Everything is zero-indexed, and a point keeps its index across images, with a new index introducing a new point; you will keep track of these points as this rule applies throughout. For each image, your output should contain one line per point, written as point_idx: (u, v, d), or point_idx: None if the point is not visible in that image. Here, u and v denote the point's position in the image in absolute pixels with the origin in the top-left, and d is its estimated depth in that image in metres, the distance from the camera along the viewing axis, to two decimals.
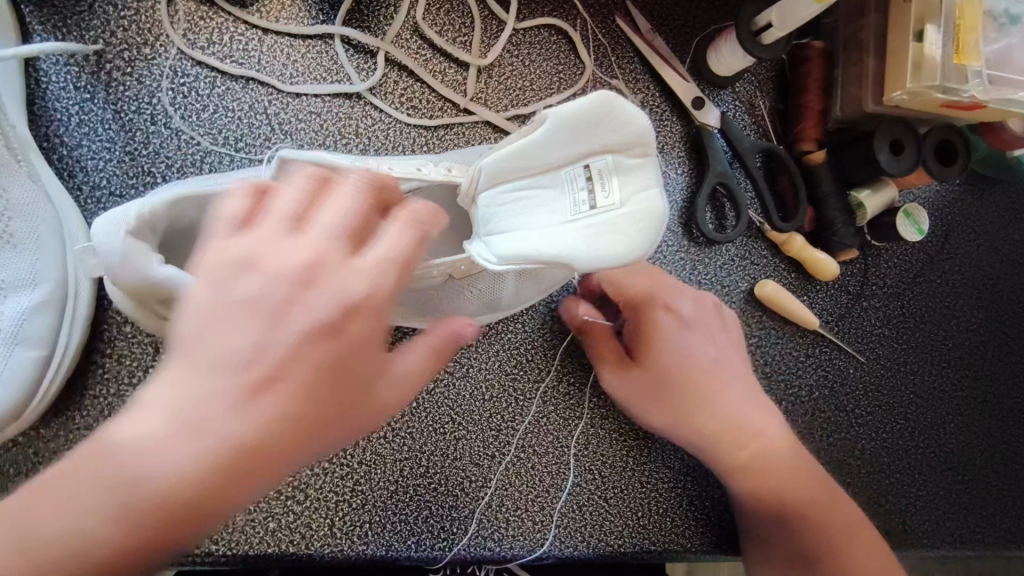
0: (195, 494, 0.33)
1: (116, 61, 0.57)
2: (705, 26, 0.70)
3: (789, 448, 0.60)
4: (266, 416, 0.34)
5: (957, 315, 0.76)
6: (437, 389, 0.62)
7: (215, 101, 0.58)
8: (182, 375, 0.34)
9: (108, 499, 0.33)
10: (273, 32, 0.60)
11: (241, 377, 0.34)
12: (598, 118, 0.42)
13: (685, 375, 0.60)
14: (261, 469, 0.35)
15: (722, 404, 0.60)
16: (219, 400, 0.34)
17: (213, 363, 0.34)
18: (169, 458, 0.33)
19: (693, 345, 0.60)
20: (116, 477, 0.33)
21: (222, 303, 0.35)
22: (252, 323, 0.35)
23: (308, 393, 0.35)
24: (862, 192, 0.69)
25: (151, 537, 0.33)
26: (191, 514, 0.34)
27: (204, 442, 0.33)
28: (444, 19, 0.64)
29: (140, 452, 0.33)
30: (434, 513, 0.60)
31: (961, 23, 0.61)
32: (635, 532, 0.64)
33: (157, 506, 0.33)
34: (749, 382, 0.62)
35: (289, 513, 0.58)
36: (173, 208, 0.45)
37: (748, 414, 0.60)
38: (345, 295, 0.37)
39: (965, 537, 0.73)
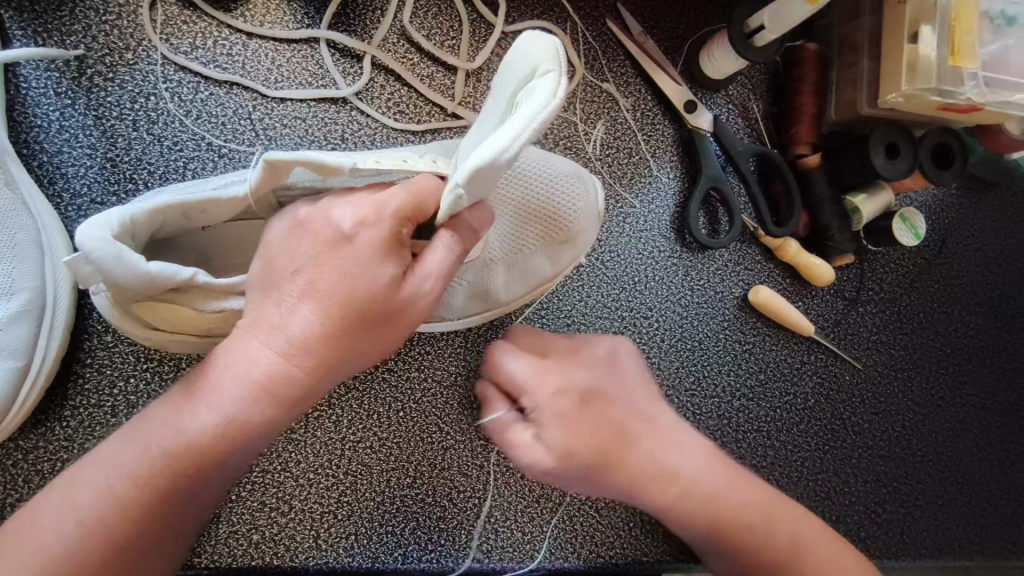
0: (282, 383, 0.41)
1: (98, 66, 0.56)
2: (698, 28, 0.70)
3: (732, 481, 0.55)
4: (323, 317, 0.41)
5: (955, 320, 0.75)
6: (425, 398, 0.61)
7: (198, 107, 0.57)
8: (260, 300, 0.42)
9: (210, 404, 0.42)
10: (257, 36, 0.59)
11: (301, 292, 0.42)
12: (506, 60, 0.43)
13: (597, 447, 0.51)
14: (331, 359, 0.42)
15: (638, 460, 0.53)
16: (290, 308, 0.42)
17: (280, 284, 0.42)
18: (257, 359, 0.41)
19: (591, 411, 0.52)
20: (218, 383, 0.42)
21: (281, 249, 0.43)
22: (307, 251, 0.42)
23: (350, 299, 0.41)
24: (856, 196, 0.68)
25: (252, 420, 0.42)
26: (284, 398, 0.42)
27: (280, 345, 0.41)
28: (432, 22, 0.63)
29: (236, 361, 0.42)
30: (421, 525, 0.60)
31: (956, 25, 0.59)
32: (627, 543, 0.63)
33: (252, 394, 0.41)
34: (659, 421, 0.55)
35: (274, 525, 0.57)
36: (155, 215, 0.43)
37: (675, 458, 0.54)
38: (365, 217, 0.42)
39: (964, 546, 0.72)
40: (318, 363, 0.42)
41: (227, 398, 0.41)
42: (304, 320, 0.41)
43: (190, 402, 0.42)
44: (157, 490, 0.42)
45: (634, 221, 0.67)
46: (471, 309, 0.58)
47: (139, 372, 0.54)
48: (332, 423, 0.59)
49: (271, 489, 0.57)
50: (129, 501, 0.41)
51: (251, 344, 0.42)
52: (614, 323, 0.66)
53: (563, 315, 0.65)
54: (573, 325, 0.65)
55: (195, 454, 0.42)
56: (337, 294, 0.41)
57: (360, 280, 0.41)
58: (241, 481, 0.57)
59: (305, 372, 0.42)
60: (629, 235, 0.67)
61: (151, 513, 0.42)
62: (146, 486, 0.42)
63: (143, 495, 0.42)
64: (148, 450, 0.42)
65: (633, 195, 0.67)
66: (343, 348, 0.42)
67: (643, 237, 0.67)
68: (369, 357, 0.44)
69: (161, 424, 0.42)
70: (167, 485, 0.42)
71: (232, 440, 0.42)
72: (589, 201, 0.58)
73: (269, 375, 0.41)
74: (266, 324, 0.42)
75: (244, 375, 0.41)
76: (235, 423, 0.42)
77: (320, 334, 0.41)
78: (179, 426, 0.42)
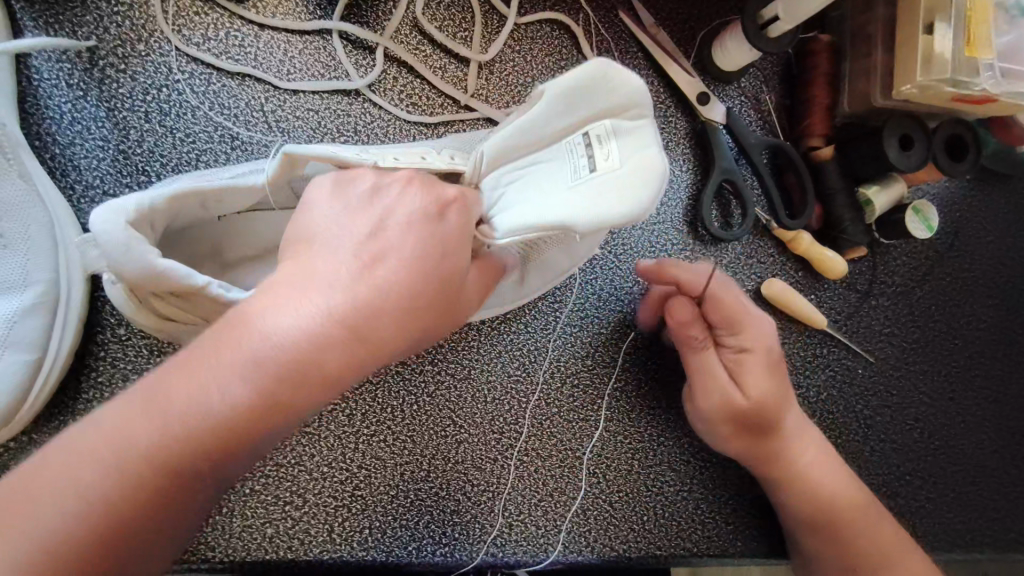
0: (328, 357, 0.37)
1: (110, 58, 0.56)
2: (711, 20, 0.69)
3: (849, 474, 0.61)
4: (388, 289, 0.39)
5: (968, 313, 0.75)
6: (438, 392, 0.61)
7: (211, 98, 0.57)
8: (315, 262, 0.40)
9: (241, 369, 0.36)
10: (269, 27, 0.59)
11: (362, 257, 0.40)
12: (596, 85, 0.42)
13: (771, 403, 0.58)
14: (380, 342, 0.39)
15: (794, 430, 0.60)
16: (345, 273, 0.39)
17: (339, 251, 0.40)
18: (305, 322, 0.37)
19: (777, 378, 0.59)
20: (253, 348, 0.36)
21: (336, 218, 0.42)
22: (365, 222, 0.42)
23: (422, 272, 0.41)
24: (870, 188, 0.68)
25: (285, 395, 0.36)
26: (325, 380, 0.37)
27: (336, 310, 0.38)
28: (444, 14, 0.63)
29: (280, 324, 0.37)
30: (435, 519, 0.59)
31: (972, 15, 0.60)
32: (641, 537, 0.63)
33: (289, 364, 0.36)
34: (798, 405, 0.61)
35: (288, 519, 0.56)
36: (172, 203, 0.44)
37: (817, 438, 0.61)
38: (437, 196, 0.43)
39: (977, 540, 0.72)
40: (370, 341, 0.38)
41: (267, 369, 0.36)
42: (370, 288, 0.39)
43: (211, 366, 0.36)
44: (162, 480, 0.35)
45: (646, 214, 0.67)
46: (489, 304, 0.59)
47: (152, 366, 0.54)
48: (346, 416, 0.59)
49: (284, 483, 0.57)
50: (129, 497, 0.34)
51: (298, 304, 0.37)
52: (627, 316, 0.66)
53: (576, 308, 0.65)
54: (587, 319, 0.65)
55: (220, 437, 0.35)
56: (406, 272, 0.40)
57: (423, 259, 0.41)
58: (255, 475, 0.56)
59: (355, 344, 0.38)
60: (642, 228, 0.67)
61: (156, 498, 0.35)
62: (152, 476, 0.35)
63: (146, 488, 0.35)
64: (163, 418, 0.35)
65: None
66: (395, 328, 0.39)
67: (656, 230, 0.67)
68: (405, 350, 0.41)
69: (172, 398, 0.35)
70: (177, 475, 0.35)
71: (264, 420, 0.36)
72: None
73: (322, 345, 0.37)
74: (321, 281, 0.38)
75: (292, 341, 0.36)
76: (272, 403, 0.36)
77: (380, 302, 0.39)
78: (203, 404, 0.35)
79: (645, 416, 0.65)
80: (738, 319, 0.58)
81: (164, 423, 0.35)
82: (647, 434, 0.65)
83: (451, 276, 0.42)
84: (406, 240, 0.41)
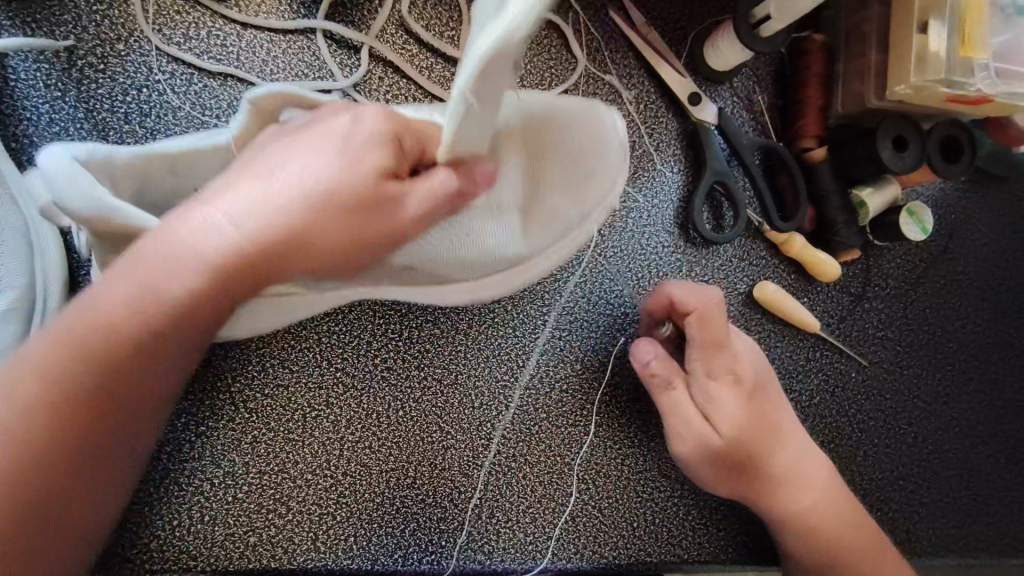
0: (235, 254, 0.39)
1: (88, 58, 0.55)
2: (703, 19, 0.68)
3: (836, 500, 0.61)
4: (302, 196, 0.40)
5: (962, 316, 0.74)
6: (425, 397, 0.60)
7: (192, 99, 0.56)
8: (246, 174, 0.41)
9: (158, 264, 0.39)
10: (252, 26, 0.58)
11: (286, 166, 0.41)
12: None
13: (750, 432, 0.60)
14: (291, 246, 0.40)
15: (778, 463, 0.61)
16: (263, 182, 0.40)
17: (270, 164, 0.41)
18: (215, 225, 0.39)
19: (754, 405, 0.61)
20: (167, 246, 0.39)
21: (286, 137, 0.43)
22: (307, 139, 0.42)
23: (341, 182, 0.40)
24: (864, 189, 0.67)
25: (195, 287, 0.39)
26: (234, 273, 0.40)
27: (246, 214, 0.39)
28: (431, 12, 0.61)
29: (191, 225, 0.39)
30: (421, 526, 0.58)
31: (967, 16, 0.59)
32: (630, 543, 0.63)
33: (202, 259, 0.39)
34: (787, 430, 0.62)
35: (271, 527, 0.56)
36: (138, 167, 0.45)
37: (805, 467, 0.61)
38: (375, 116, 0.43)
39: (971, 545, 0.71)
40: (285, 242, 0.40)
41: (174, 274, 0.39)
42: (279, 190, 0.40)
43: (134, 257, 0.39)
44: (92, 392, 0.40)
45: (636, 216, 0.66)
46: (488, 267, 0.55)
47: None
48: (330, 423, 0.58)
49: (267, 490, 0.56)
50: (59, 409, 0.39)
51: (208, 207, 0.39)
52: (618, 319, 0.65)
53: (566, 311, 0.64)
54: (577, 322, 0.64)
55: (136, 349, 0.40)
56: (324, 180, 0.40)
57: (346, 171, 0.41)
58: (237, 483, 0.55)
59: (260, 248, 0.40)
60: (633, 230, 0.66)
61: (81, 375, 0.39)
62: (82, 387, 0.39)
63: (77, 399, 0.39)
64: (98, 301, 0.39)
65: (637, 189, 0.66)
66: (310, 229, 0.40)
67: (647, 232, 0.66)
68: (333, 264, 0.42)
69: (87, 311, 0.39)
70: (113, 386, 0.40)
71: (179, 312, 0.40)
72: (607, 132, 0.53)
73: (234, 242, 0.39)
74: (238, 187, 0.40)
75: (202, 243, 0.39)
76: (183, 308, 0.40)
77: (294, 209, 0.40)
78: (112, 314, 0.39)
79: (635, 422, 0.64)
80: (713, 349, 0.59)
81: (97, 306, 0.39)
82: (638, 439, 0.64)
83: (379, 187, 0.41)
84: (319, 146, 0.41)
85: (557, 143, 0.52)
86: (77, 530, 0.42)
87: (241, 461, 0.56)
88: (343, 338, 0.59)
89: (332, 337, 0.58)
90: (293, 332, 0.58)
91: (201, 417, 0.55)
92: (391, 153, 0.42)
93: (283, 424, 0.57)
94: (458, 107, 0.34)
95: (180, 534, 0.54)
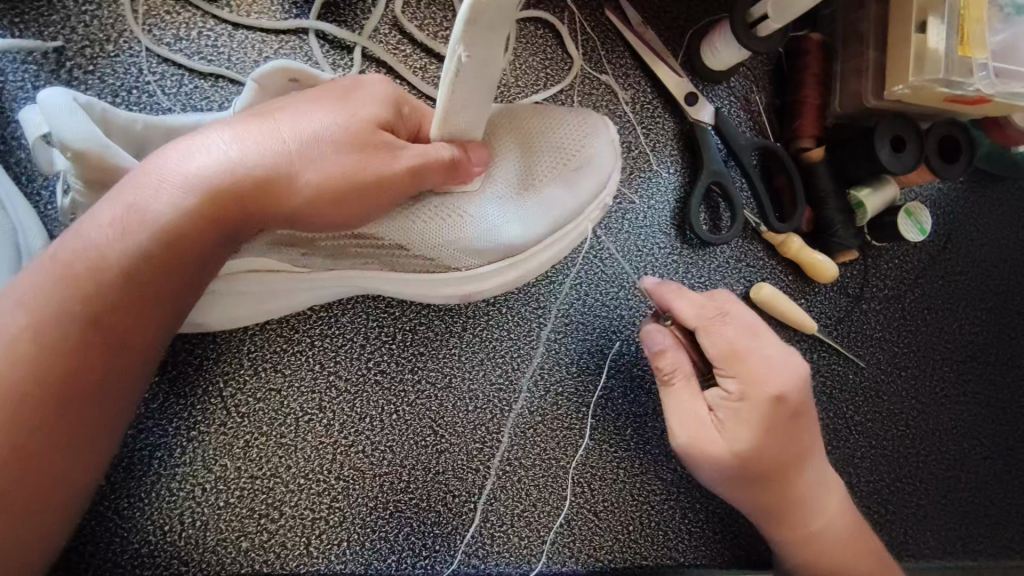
0: (242, 188, 0.41)
1: (77, 59, 0.54)
2: (700, 18, 0.68)
3: (847, 523, 0.59)
4: (305, 140, 0.42)
5: (959, 316, 0.74)
6: (418, 400, 0.59)
7: (183, 100, 0.55)
8: (246, 121, 0.42)
9: (161, 197, 0.39)
10: (243, 27, 0.57)
11: (286, 116, 0.43)
12: None
13: (778, 458, 0.54)
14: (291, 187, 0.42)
15: (806, 489, 0.57)
16: (267, 127, 0.42)
17: (270, 113, 0.43)
18: (222, 160, 0.41)
19: (788, 428, 0.55)
20: (173, 178, 0.40)
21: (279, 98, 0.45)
22: (300, 96, 0.44)
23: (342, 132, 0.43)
24: (861, 190, 0.66)
25: (195, 222, 0.40)
26: (235, 210, 0.41)
27: (252, 153, 0.41)
28: (425, 12, 0.61)
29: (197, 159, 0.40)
30: (415, 530, 0.58)
31: (966, 14, 0.58)
32: (627, 547, 0.62)
33: (207, 193, 0.40)
34: (815, 451, 0.57)
35: (264, 532, 0.55)
36: (137, 133, 0.46)
37: (824, 493, 0.58)
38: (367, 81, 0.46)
39: (968, 547, 0.71)
40: (273, 174, 0.41)
41: (178, 204, 0.39)
42: (276, 127, 0.42)
43: (132, 189, 0.39)
44: (76, 328, 0.38)
45: (633, 217, 0.65)
46: (486, 252, 0.53)
47: None
48: (323, 427, 0.57)
49: (260, 495, 0.55)
50: (44, 346, 0.37)
51: (203, 137, 0.41)
52: (613, 322, 0.65)
53: (560, 314, 0.63)
54: (571, 325, 0.64)
55: (122, 281, 0.39)
56: (327, 129, 0.43)
57: (339, 121, 0.43)
58: (230, 488, 0.55)
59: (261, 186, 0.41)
60: (628, 232, 0.65)
61: (71, 312, 0.38)
62: (62, 318, 0.37)
63: (63, 339, 0.37)
64: (91, 233, 0.38)
65: (633, 190, 0.66)
66: (299, 164, 0.42)
67: (643, 234, 0.66)
68: (316, 212, 0.43)
69: (73, 238, 0.39)
70: (95, 322, 0.38)
71: (179, 245, 0.40)
72: (598, 128, 0.56)
73: (226, 165, 0.40)
74: (243, 129, 0.42)
75: (195, 166, 0.40)
76: (170, 231, 0.39)
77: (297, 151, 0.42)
78: (99, 239, 0.38)
79: (630, 424, 0.64)
80: (736, 359, 0.54)
81: (90, 238, 0.38)
82: (633, 442, 0.64)
83: (370, 133, 0.44)
84: (314, 98, 0.44)
85: (556, 142, 0.55)
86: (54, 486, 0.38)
87: (233, 465, 0.55)
88: (336, 342, 0.58)
89: (325, 340, 0.58)
90: (286, 337, 0.57)
91: (192, 422, 0.55)
92: (389, 111, 0.45)
93: (276, 427, 0.56)
94: (451, 68, 0.38)
95: (171, 539, 0.53)
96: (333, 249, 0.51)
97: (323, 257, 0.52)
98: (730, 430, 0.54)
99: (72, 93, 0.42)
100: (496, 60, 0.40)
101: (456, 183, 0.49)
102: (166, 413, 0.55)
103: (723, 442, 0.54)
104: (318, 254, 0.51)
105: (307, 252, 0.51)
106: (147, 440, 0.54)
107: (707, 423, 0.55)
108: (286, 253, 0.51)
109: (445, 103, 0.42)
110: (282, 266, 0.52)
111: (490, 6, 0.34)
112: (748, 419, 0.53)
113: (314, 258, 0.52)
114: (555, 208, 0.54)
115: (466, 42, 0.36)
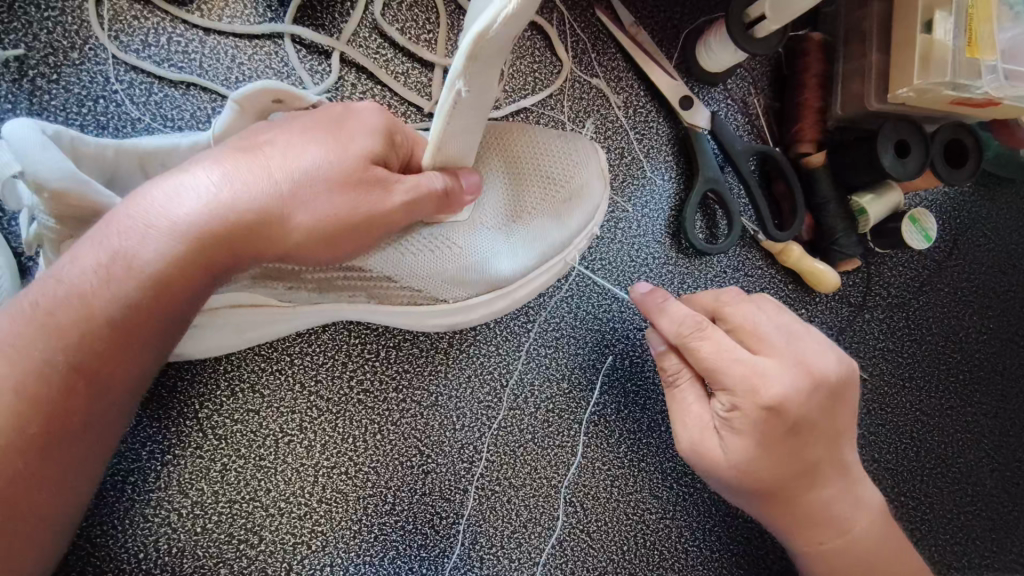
0: (228, 232, 0.37)
1: (40, 67, 0.51)
2: (695, 17, 0.65)
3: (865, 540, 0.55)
4: (296, 178, 0.39)
5: (966, 325, 0.71)
6: (404, 420, 0.57)
7: (153, 110, 0.53)
8: (231, 155, 0.39)
9: (143, 243, 0.36)
10: (215, 32, 0.55)
11: (274, 150, 0.39)
12: None
13: (780, 474, 0.50)
14: (280, 228, 0.39)
15: (812, 503, 0.53)
16: (255, 164, 0.39)
17: (255, 146, 0.39)
18: (208, 202, 0.37)
19: (797, 443, 0.49)
20: (157, 222, 0.36)
21: (263, 125, 0.41)
22: (287, 126, 0.41)
23: (334, 168, 0.40)
24: (865, 196, 0.63)
25: (181, 269, 0.37)
26: (221, 255, 0.38)
27: (240, 195, 0.38)
28: (406, 14, 0.58)
29: (182, 201, 0.37)
30: (401, 554, 0.56)
31: (974, 12, 0.56)
32: (620, 568, 0.60)
33: (193, 239, 0.37)
34: (827, 462, 0.52)
35: (243, 558, 0.53)
36: (110, 160, 0.42)
37: (833, 507, 0.53)
38: (354, 109, 0.43)
39: (974, 563, 0.69)
40: (264, 216, 0.38)
41: (163, 250, 0.36)
42: (267, 164, 0.39)
43: (112, 234, 0.36)
44: (60, 376, 0.35)
45: (626, 226, 0.63)
46: (476, 283, 0.52)
47: None
48: (303, 448, 0.55)
49: (238, 520, 0.53)
50: (25, 396, 0.34)
51: (187, 175, 0.38)
52: (606, 335, 0.62)
53: (551, 328, 0.61)
54: (562, 339, 0.61)
55: (106, 327, 0.36)
56: (318, 166, 0.39)
57: (330, 154, 0.40)
58: (206, 513, 0.52)
59: (250, 229, 0.38)
60: (622, 242, 0.63)
61: (51, 363, 0.35)
62: (43, 368, 0.35)
63: (44, 388, 0.35)
64: (72, 279, 0.35)
65: (627, 199, 0.63)
66: (291, 204, 0.39)
67: (637, 243, 0.63)
68: (307, 253, 0.41)
69: (53, 282, 0.36)
70: (79, 370, 0.36)
71: (165, 292, 0.37)
72: (587, 154, 0.55)
73: (215, 209, 0.37)
74: (229, 166, 0.38)
75: (182, 208, 0.37)
76: (157, 277, 0.36)
77: (287, 189, 0.39)
78: (81, 285, 0.35)
79: (624, 441, 0.62)
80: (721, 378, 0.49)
81: (71, 285, 0.35)
82: (628, 459, 0.62)
83: (363, 168, 0.40)
84: (306, 129, 0.41)
85: (546, 171, 0.53)
86: (44, 525, 0.37)
87: (211, 491, 0.53)
88: (316, 359, 0.56)
89: (305, 359, 0.56)
90: (264, 355, 0.55)
91: (167, 445, 0.53)
92: (381, 142, 0.41)
93: (254, 450, 0.54)
94: (448, 101, 0.36)
95: (147, 566, 0.51)
96: (320, 281, 0.48)
97: (309, 289, 0.48)
98: (728, 443, 0.49)
99: (38, 124, 0.38)
100: (491, 88, 0.37)
101: (448, 213, 0.46)
102: (139, 437, 0.52)
103: (722, 455, 0.50)
104: (304, 287, 0.48)
105: (292, 285, 0.48)
106: (117, 466, 0.51)
107: (711, 429, 0.51)
108: (270, 287, 0.48)
109: (437, 136, 0.39)
110: (266, 299, 0.49)
111: (494, 40, 0.32)
112: (743, 432, 0.48)
113: (300, 291, 0.48)
114: (543, 239, 0.53)
115: (466, 75, 0.34)
